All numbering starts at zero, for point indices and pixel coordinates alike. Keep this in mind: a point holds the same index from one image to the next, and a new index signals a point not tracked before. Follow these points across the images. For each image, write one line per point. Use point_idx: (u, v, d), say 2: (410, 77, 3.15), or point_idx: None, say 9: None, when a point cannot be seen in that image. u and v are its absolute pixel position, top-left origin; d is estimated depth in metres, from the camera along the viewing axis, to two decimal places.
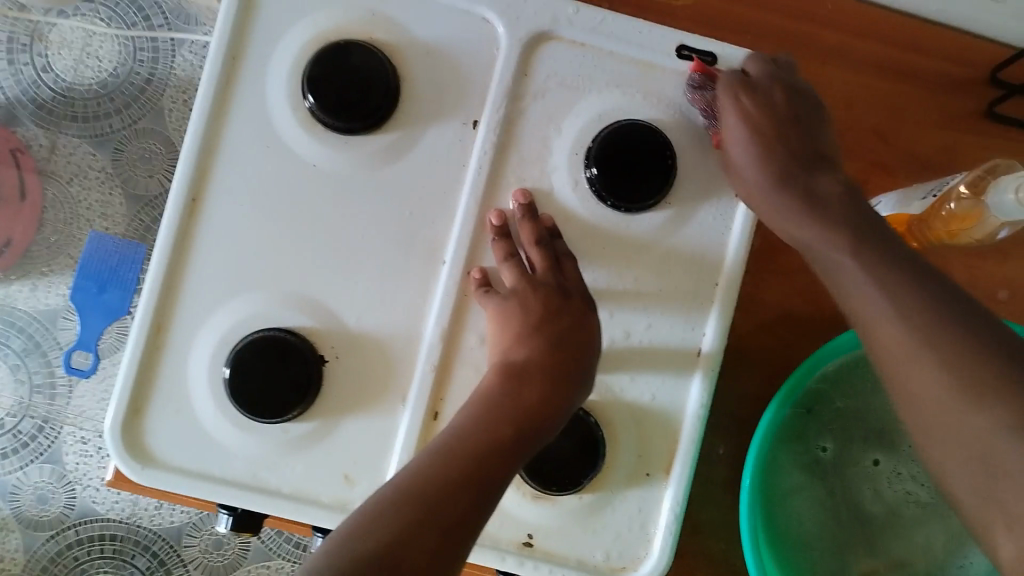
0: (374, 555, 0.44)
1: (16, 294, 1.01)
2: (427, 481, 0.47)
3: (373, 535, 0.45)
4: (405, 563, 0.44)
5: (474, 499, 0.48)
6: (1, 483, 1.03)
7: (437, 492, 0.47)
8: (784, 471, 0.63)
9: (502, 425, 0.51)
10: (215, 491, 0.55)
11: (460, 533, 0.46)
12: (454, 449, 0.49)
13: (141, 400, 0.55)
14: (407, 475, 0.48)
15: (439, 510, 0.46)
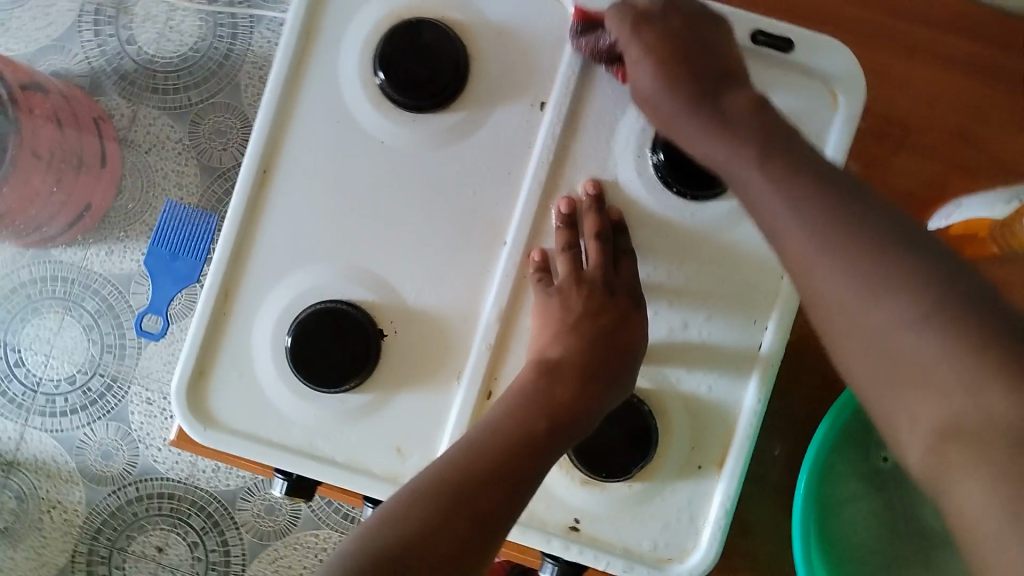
0: (409, 538, 0.44)
1: (92, 258, 1.07)
2: (465, 470, 0.47)
3: (408, 518, 0.45)
4: (441, 549, 0.44)
5: (509, 491, 0.48)
6: (69, 437, 1.08)
7: (474, 482, 0.47)
8: (842, 477, 0.58)
9: (535, 418, 0.51)
10: (271, 456, 0.56)
11: (493, 521, 0.47)
12: (489, 442, 0.49)
13: (206, 362, 0.56)
14: (448, 460, 0.48)
15: (475, 499, 0.46)
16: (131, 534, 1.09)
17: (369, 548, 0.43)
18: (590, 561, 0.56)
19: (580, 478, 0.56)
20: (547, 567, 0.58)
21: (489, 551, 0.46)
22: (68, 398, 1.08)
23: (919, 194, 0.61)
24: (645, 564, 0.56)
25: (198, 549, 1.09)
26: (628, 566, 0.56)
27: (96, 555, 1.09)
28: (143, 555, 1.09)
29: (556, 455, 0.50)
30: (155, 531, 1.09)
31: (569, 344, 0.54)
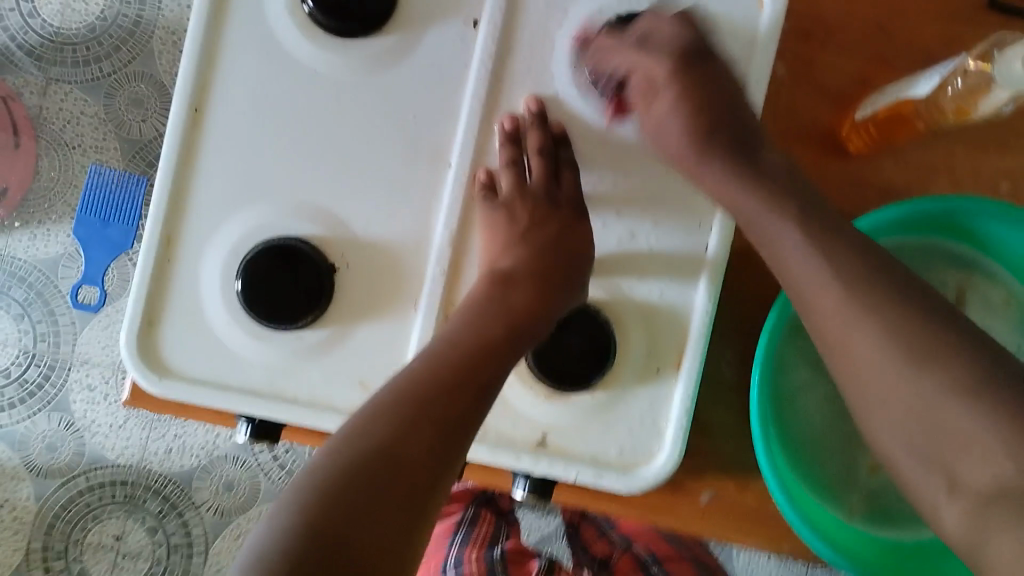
0: (379, 451, 0.45)
1: (16, 243, 1.06)
2: (430, 382, 0.48)
3: (379, 431, 0.45)
4: (402, 468, 0.44)
5: (475, 395, 0.48)
6: (10, 433, 1.09)
7: (438, 392, 0.47)
8: (792, 366, 0.60)
9: (495, 325, 0.52)
10: (234, 400, 0.55)
11: (459, 429, 0.47)
12: (448, 351, 0.50)
13: (154, 310, 0.55)
14: (411, 372, 0.49)
15: (441, 407, 0.47)
16: (86, 525, 1.10)
17: (325, 478, 0.43)
18: (560, 474, 0.57)
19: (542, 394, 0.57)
20: (519, 483, 0.59)
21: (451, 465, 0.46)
22: (6, 391, 1.08)
23: (845, 90, 0.62)
24: (613, 471, 0.57)
25: (158, 533, 1.10)
26: (598, 474, 0.57)
27: (53, 550, 1.10)
28: (102, 546, 1.10)
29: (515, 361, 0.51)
30: (111, 520, 1.10)
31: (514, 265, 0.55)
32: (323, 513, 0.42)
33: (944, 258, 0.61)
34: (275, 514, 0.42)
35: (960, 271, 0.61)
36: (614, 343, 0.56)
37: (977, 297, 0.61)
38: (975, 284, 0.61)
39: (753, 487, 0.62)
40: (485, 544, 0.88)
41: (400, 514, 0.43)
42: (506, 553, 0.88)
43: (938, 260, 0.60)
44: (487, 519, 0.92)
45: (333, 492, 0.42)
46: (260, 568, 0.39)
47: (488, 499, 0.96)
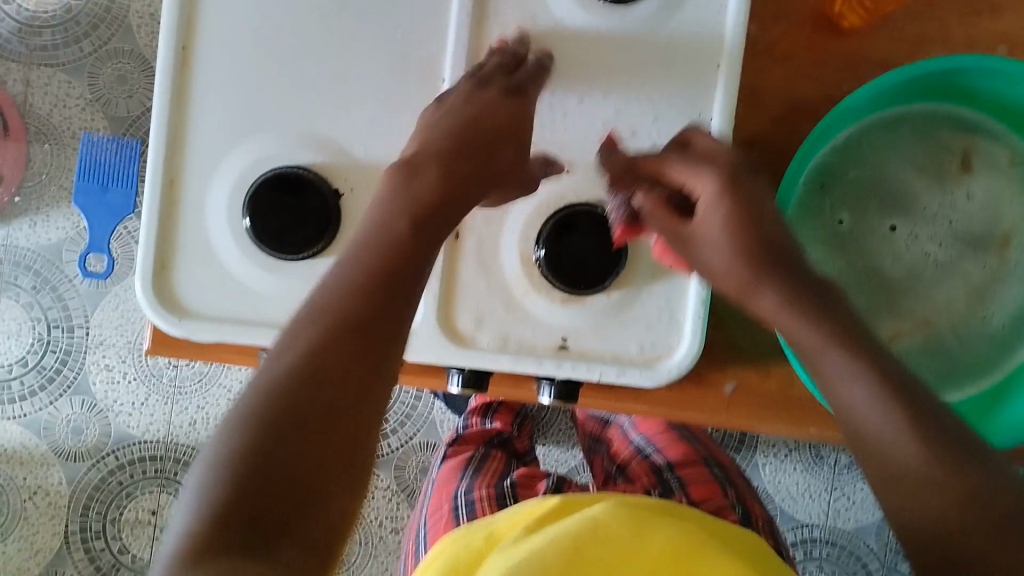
0: (293, 387, 0.40)
1: (16, 232, 1.08)
2: (336, 292, 0.43)
3: (289, 361, 0.41)
4: (333, 384, 0.40)
5: (390, 296, 0.43)
6: (35, 420, 1.11)
7: (348, 300, 0.42)
8: (804, 244, 0.60)
9: (399, 224, 0.47)
10: (254, 334, 0.55)
11: (377, 333, 0.42)
12: (359, 256, 0.45)
13: (166, 254, 0.55)
14: (322, 286, 0.44)
15: (353, 316, 0.42)
16: (121, 503, 1.11)
17: (249, 414, 0.39)
18: (584, 375, 0.58)
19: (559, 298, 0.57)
20: (544, 390, 0.60)
21: (387, 366, 0.42)
22: (26, 379, 1.10)
23: None
24: (635, 367, 0.58)
25: None
26: (620, 371, 0.58)
27: (90, 531, 1.11)
28: (139, 522, 1.11)
29: None
30: (145, 496, 1.11)
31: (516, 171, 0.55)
32: (239, 484, 0.37)
33: (946, 123, 0.61)
34: (203, 463, 0.39)
35: (963, 135, 0.61)
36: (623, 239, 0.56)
37: (982, 159, 0.61)
38: (979, 147, 0.61)
39: (775, 372, 0.63)
40: (496, 476, 0.83)
41: (339, 437, 0.39)
42: (518, 479, 0.82)
43: (939, 126, 0.61)
44: (498, 456, 0.91)
45: (248, 453, 0.38)
46: (193, 529, 0.36)
47: (500, 439, 0.96)
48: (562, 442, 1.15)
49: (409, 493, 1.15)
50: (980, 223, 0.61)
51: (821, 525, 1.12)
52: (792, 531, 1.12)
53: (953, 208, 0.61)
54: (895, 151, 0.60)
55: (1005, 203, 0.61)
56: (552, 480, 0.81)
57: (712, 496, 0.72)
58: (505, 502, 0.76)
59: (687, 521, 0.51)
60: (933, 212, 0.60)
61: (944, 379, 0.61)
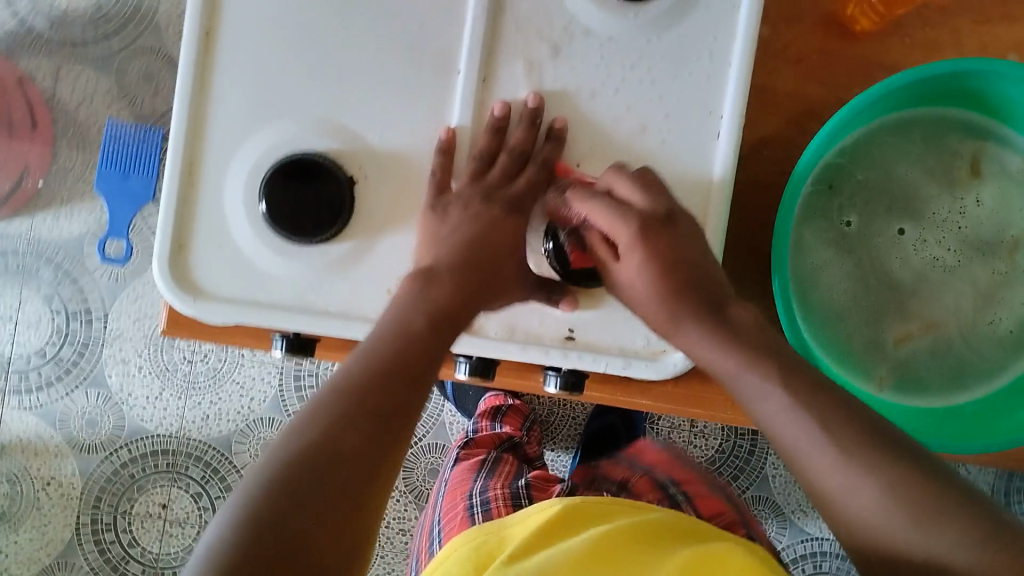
0: (324, 444, 0.43)
1: (40, 225, 1.10)
2: (369, 370, 0.47)
3: (320, 422, 0.44)
4: (344, 468, 0.43)
5: (415, 375, 0.48)
6: (51, 411, 1.12)
7: (378, 377, 0.47)
8: (811, 247, 0.61)
9: (418, 309, 0.51)
10: (266, 316, 0.56)
11: (402, 411, 0.47)
12: (389, 334, 0.49)
13: (183, 234, 0.56)
14: (354, 358, 0.48)
15: (383, 393, 0.46)
16: (132, 496, 1.12)
17: (262, 489, 0.41)
18: (590, 366, 0.58)
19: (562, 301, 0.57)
20: (551, 380, 0.60)
21: (393, 463, 0.45)
22: (43, 370, 1.12)
23: None
24: (641, 359, 0.58)
25: (202, 499, 1.12)
26: (626, 363, 0.58)
27: (100, 522, 1.12)
28: (149, 515, 1.12)
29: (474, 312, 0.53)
30: (156, 489, 1.12)
31: (525, 166, 0.56)
32: (268, 523, 0.40)
33: (954, 128, 0.61)
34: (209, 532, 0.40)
35: (972, 140, 0.61)
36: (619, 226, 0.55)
37: (991, 164, 0.61)
38: (987, 153, 0.61)
39: None
40: (510, 476, 0.80)
41: (346, 526, 0.42)
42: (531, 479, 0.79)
43: (947, 132, 0.61)
44: (509, 459, 0.89)
45: (278, 496, 0.41)
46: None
47: (511, 446, 0.96)
48: (570, 448, 1.16)
49: (416, 495, 1.16)
50: (988, 229, 0.62)
51: (830, 539, 1.11)
52: (801, 544, 1.12)
53: (961, 215, 0.62)
54: (904, 155, 0.61)
55: (1015, 209, 0.62)
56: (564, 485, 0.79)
57: (726, 511, 0.73)
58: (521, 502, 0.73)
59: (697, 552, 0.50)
60: (943, 218, 0.62)
61: (951, 381, 0.62)
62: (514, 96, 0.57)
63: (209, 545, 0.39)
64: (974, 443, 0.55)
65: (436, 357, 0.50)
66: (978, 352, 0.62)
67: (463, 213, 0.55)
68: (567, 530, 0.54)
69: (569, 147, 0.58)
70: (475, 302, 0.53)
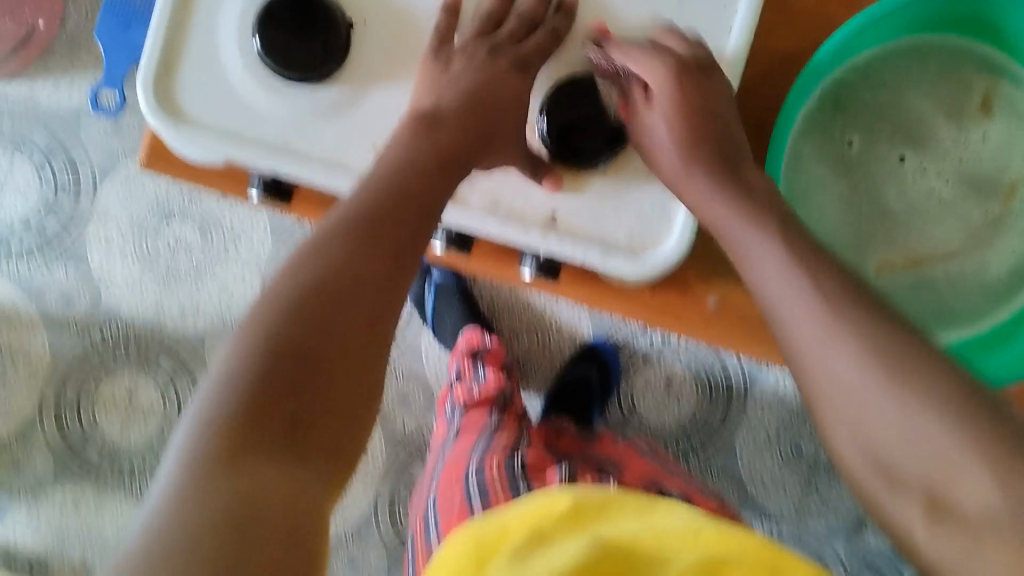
0: (331, 279, 0.43)
1: (40, 89, 1.08)
2: (372, 206, 0.46)
3: (324, 257, 0.44)
4: (355, 304, 0.43)
5: (421, 217, 0.47)
6: (28, 281, 1.11)
7: (381, 214, 0.46)
8: (807, 161, 0.59)
9: (426, 155, 0.50)
10: (249, 153, 0.56)
11: (406, 251, 0.46)
12: (396, 177, 0.48)
13: (172, 57, 0.56)
14: (360, 195, 0.47)
15: (388, 231, 0.46)
16: (98, 378, 1.11)
17: (274, 320, 0.41)
18: (567, 252, 0.57)
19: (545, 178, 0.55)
20: (527, 263, 0.60)
21: (400, 298, 0.45)
22: (25, 240, 1.11)
23: None
24: (621, 252, 0.57)
25: (169, 392, 1.11)
26: (604, 254, 0.57)
27: (63, 400, 1.11)
28: (113, 400, 1.11)
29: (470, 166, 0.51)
30: (124, 375, 1.11)
31: (533, 35, 0.54)
32: (279, 356, 0.40)
33: (969, 62, 0.59)
34: (223, 362, 0.40)
35: (986, 76, 0.59)
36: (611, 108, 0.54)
37: (1001, 104, 0.60)
38: (1000, 90, 0.60)
39: None
40: (507, 449, 0.77)
41: (367, 352, 0.42)
42: (527, 459, 0.75)
43: (962, 63, 0.59)
44: (510, 426, 0.85)
45: (287, 332, 0.41)
46: (223, 419, 0.38)
47: (505, 404, 0.90)
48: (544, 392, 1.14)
49: (383, 417, 1.12)
50: (989, 167, 0.60)
51: (791, 519, 1.09)
52: (760, 521, 1.09)
53: (964, 147, 0.60)
54: (913, 82, 0.59)
55: (1018, 152, 0.60)
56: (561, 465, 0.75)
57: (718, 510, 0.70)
58: (519, 488, 0.67)
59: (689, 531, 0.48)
60: (946, 148, 0.60)
61: (937, 323, 0.61)
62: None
63: (224, 373, 0.39)
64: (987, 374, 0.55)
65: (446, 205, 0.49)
66: (962, 298, 0.61)
67: (467, 64, 0.53)
68: (569, 518, 0.50)
69: (576, 23, 0.56)
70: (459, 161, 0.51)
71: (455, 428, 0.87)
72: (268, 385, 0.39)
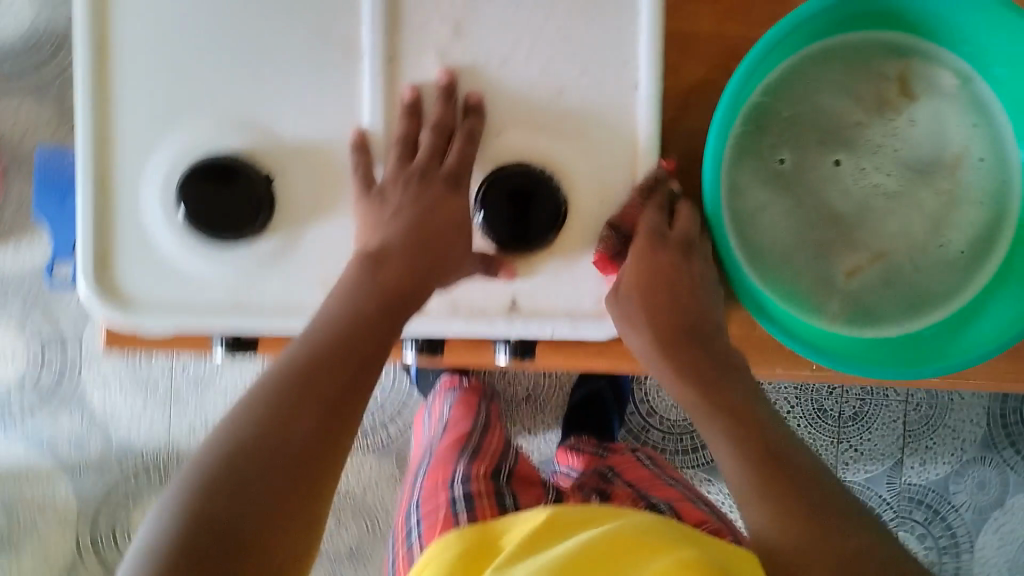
0: (257, 438, 0.43)
1: (2, 256, 1.09)
2: (304, 362, 0.46)
3: (254, 417, 0.44)
4: (283, 462, 0.43)
5: (354, 368, 0.47)
6: (38, 437, 1.12)
7: (313, 368, 0.46)
8: (747, 189, 0.60)
9: (365, 297, 0.50)
10: (204, 321, 0.56)
11: (342, 401, 0.46)
12: (325, 329, 0.48)
13: (106, 251, 0.56)
14: (290, 352, 0.48)
15: (320, 384, 0.46)
16: (128, 512, 1.12)
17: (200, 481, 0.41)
18: (538, 333, 0.58)
19: (501, 271, 0.56)
20: (501, 351, 0.60)
21: (340, 445, 0.45)
22: (25, 399, 1.12)
23: None
24: (588, 318, 0.57)
25: None
26: (573, 325, 0.57)
27: (101, 542, 1.13)
28: None
29: (409, 309, 0.51)
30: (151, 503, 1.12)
31: (452, 142, 0.55)
32: (197, 524, 0.40)
33: (878, 51, 0.60)
34: (147, 533, 0.40)
35: (900, 61, 0.60)
36: (544, 188, 0.55)
37: (921, 84, 0.60)
38: (916, 70, 0.60)
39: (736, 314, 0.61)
40: (494, 462, 0.75)
41: (296, 509, 0.42)
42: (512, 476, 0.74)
43: (872, 54, 0.60)
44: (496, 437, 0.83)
45: (207, 495, 0.41)
46: None
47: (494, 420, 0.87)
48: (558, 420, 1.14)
49: None
50: (928, 148, 0.61)
51: None
52: None
53: (896, 137, 0.60)
54: (830, 86, 0.60)
55: (950, 126, 0.61)
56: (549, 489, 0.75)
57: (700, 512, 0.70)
58: (508, 504, 0.68)
59: (678, 556, 0.43)
60: (878, 142, 0.60)
61: (905, 310, 0.61)
62: (423, 77, 0.56)
63: (148, 543, 0.40)
64: (929, 366, 0.54)
65: (384, 348, 0.49)
66: (930, 277, 0.61)
67: (403, 197, 0.54)
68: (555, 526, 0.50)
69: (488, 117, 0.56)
70: (411, 299, 0.52)
71: (441, 423, 0.85)
72: (186, 554, 0.38)
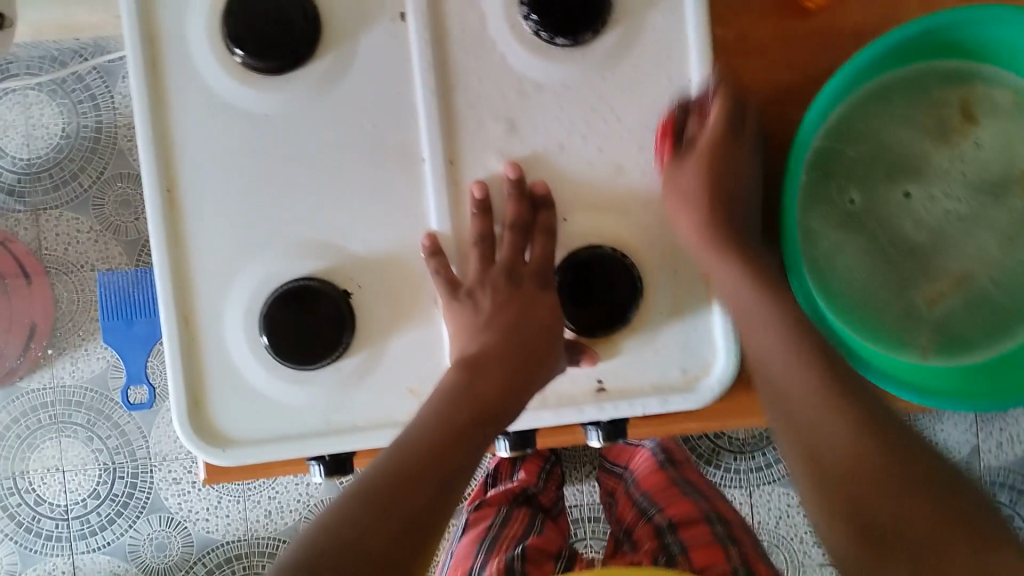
0: (341, 547, 0.43)
1: (60, 371, 1.04)
2: (399, 479, 0.47)
3: (341, 527, 0.44)
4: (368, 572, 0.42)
5: (441, 483, 0.47)
6: (118, 547, 1.05)
7: (402, 482, 0.46)
8: (819, 232, 0.59)
9: (460, 415, 0.51)
10: (299, 447, 0.56)
11: (427, 518, 0.46)
12: (422, 446, 0.49)
13: (197, 391, 0.57)
14: (380, 467, 0.47)
15: (410, 503, 0.46)
16: None
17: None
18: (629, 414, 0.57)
19: (583, 358, 0.56)
20: (593, 436, 0.59)
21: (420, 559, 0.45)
22: (100, 511, 1.05)
23: None
24: (676, 392, 0.57)
25: None
26: (663, 400, 0.56)
27: None
28: None
29: (497, 425, 0.52)
30: None
31: (528, 238, 0.55)
32: None
33: (935, 79, 0.59)
34: None
35: (959, 86, 0.59)
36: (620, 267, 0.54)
37: (983, 106, 0.59)
38: (977, 93, 0.59)
39: None
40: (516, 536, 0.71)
41: None
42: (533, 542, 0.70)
43: (931, 83, 0.59)
44: (521, 515, 0.76)
45: None
46: None
47: (526, 495, 0.80)
48: None
49: None
50: (997, 167, 0.59)
51: None
52: None
53: (964, 160, 0.59)
54: (890, 118, 0.59)
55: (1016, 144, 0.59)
56: (561, 560, 0.70)
57: (716, 561, 0.65)
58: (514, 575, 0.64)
59: None
60: (946, 168, 0.59)
61: (987, 333, 0.60)
62: (487, 175, 0.56)
63: None
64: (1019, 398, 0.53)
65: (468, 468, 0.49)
66: (1008, 298, 0.60)
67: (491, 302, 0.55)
68: None
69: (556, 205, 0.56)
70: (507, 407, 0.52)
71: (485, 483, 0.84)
72: None
